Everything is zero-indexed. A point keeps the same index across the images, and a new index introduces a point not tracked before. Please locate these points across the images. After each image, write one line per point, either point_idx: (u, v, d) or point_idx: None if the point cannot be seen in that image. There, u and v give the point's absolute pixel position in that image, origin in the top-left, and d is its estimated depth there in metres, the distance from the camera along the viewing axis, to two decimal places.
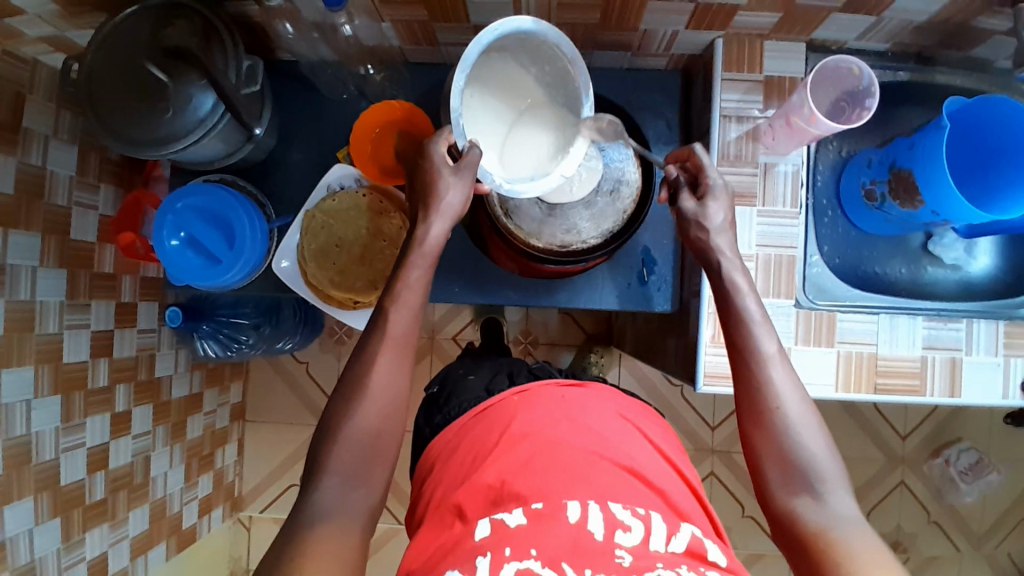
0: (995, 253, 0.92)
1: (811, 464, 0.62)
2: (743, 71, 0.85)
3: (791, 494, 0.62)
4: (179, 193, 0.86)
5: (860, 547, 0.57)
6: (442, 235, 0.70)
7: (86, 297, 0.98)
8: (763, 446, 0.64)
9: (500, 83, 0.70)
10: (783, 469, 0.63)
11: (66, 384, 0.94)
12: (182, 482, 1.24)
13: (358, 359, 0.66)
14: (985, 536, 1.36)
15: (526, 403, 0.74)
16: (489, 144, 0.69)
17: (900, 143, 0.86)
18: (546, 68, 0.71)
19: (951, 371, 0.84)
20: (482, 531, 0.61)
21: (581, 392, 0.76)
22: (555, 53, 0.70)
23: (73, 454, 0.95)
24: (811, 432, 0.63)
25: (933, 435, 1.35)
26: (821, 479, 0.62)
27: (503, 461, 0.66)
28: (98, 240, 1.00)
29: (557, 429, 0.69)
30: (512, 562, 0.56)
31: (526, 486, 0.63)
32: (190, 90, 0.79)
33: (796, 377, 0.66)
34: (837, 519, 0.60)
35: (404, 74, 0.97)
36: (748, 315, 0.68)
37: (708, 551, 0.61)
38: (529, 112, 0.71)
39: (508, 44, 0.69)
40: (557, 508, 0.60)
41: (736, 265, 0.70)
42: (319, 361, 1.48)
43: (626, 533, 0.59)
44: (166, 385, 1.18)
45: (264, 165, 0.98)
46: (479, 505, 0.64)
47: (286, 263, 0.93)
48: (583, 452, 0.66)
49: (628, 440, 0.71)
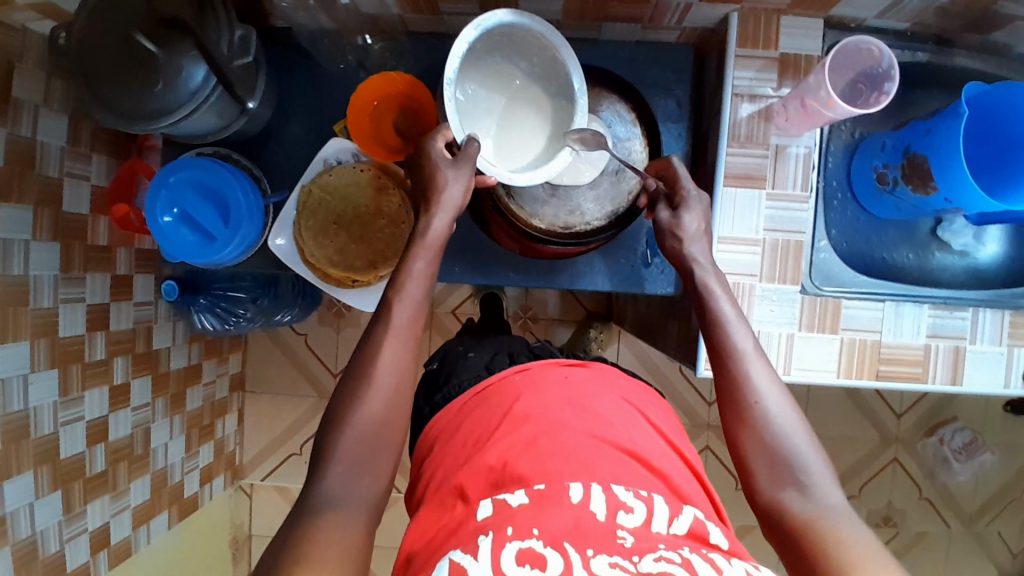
0: (1003, 240, 0.92)
1: (795, 455, 0.59)
2: (757, 48, 0.82)
3: (780, 487, 0.58)
4: (172, 167, 0.84)
5: (850, 536, 0.54)
6: (443, 230, 0.68)
7: (81, 270, 0.96)
8: (747, 445, 0.61)
9: (492, 81, 0.71)
10: (768, 462, 0.59)
11: (63, 358, 0.93)
12: (183, 452, 1.25)
13: (364, 347, 0.65)
14: (976, 514, 1.38)
15: (529, 384, 0.73)
16: (487, 140, 0.71)
17: (916, 128, 0.83)
18: (534, 60, 0.72)
19: (954, 359, 0.83)
20: (484, 512, 0.61)
21: (582, 374, 0.76)
22: (541, 42, 0.71)
23: (72, 428, 0.95)
24: (793, 425, 0.61)
25: (928, 415, 1.36)
26: (805, 471, 0.58)
27: (505, 444, 0.66)
28: (91, 213, 0.98)
29: (558, 412, 0.69)
30: (513, 541, 0.55)
31: (528, 468, 0.63)
32: (181, 61, 0.76)
33: (774, 373, 0.64)
34: (828, 510, 0.56)
35: (406, 45, 0.93)
36: (722, 315, 0.66)
37: (710, 532, 0.61)
38: (522, 106, 0.72)
39: (495, 42, 0.70)
40: (560, 491, 0.60)
41: (711, 269, 0.69)
42: (317, 333, 1.48)
43: (628, 514, 0.59)
44: (165, 357, 1.18)
45: (260, 138, 0.94)
46: (482, 487, 0.64)
47: (282, 240, 0.90)
48: (582, 436, 0.66)
49: (629, 423, 0.70)
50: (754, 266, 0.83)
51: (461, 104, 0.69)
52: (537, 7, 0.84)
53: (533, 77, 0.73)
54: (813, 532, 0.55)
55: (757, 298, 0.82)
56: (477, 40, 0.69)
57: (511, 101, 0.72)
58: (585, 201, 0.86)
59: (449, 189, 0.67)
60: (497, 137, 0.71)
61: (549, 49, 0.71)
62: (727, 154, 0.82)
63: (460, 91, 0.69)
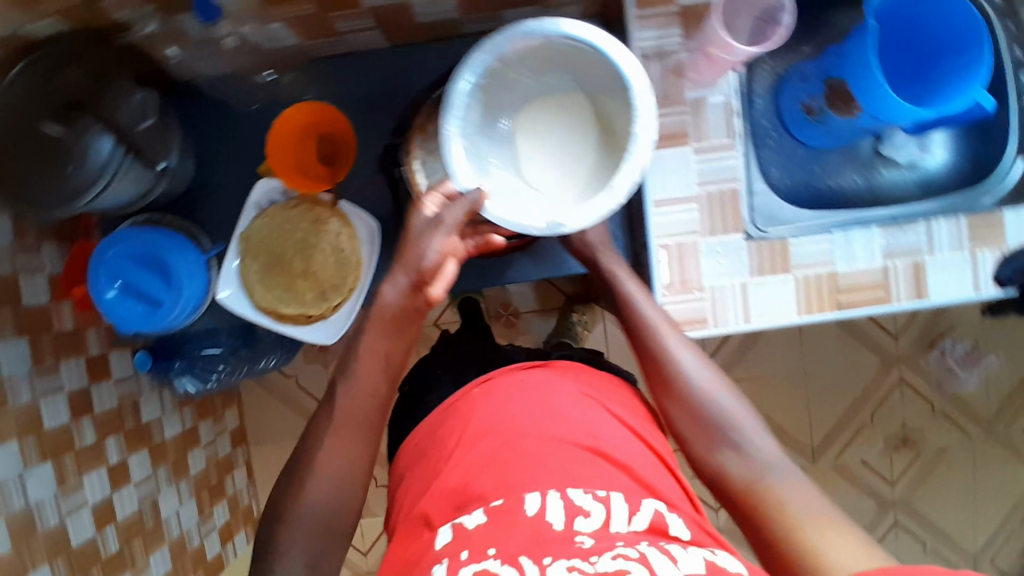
0: (950, 145, 0.89)
1: (723, 418, 0.65)
2: (656, 6, 0.79)
3: (715, 451, 0.64)
4: (106, 242, 0.84)
5: (783, 487, 0.60)
6: (393, 297, 0.66)
7: (54, 360, 0.98)
8: (679, 418, 0.67)
9: (547, 109, 0.74)
10: (700, 427, 0.66)
11: (54, 450, 0.95)
12: (196, 516, 1.26)
13: (310, 434, 0.69)
14: (995, 417, 1.35)
15: (487, 395, 0.72)
16: (540, 174, 0.73)
17: (831, 54, 0.83)
18: (590, 69, 0.71)
19: (914, 275, 0.81)
20: (444, 538, 0.60)
21: (542, 374, 0.75)
22: (579, 47, 0.69)
23: (78, 515, 0.97)
24: (715, 390, 0.67)
25: (925, 331, 1.33)
26: (734, 431, 0.64)
27: (465, 464, 0.65)
28: (51, 300, 0.99)
29: (515, 420, 0.68)
30: (468, 564, 0.55)
31: (485, 483, 0.63)
32: (88, 138, 0.74)
33: (695, 349, 0.70)
34: (760, 465, 0.62)
35: (315, 70, 0.94)
36: (641, 309, 0.73)
37: (670, 525, 0.60)
38: (581, 126, 0.73)
39: (544, 65, 0.72)
40: (517, 502, 0.60)
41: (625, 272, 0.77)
42: (308, 371, 1.47)
43: (585, 519, 0.58)
44: (157, 427, 1.19)
45: (192, 195, 0.94)
46: (445, 510, 0.63)
47: (227, 292, 0.87)
48: (536, 441, 0.65)
49: (592, 419, 0.69)
50: (693, 222, 0.82)
51: (500, 147, 0.73)
52: (431, 11, 0.83)
53: (597, 86, 0.72)
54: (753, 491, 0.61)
55: (704, 253, 0.82)
56: (513, 72, 0.71)
57: (562, 127, 0.74)
58: None
59: (421, 252, 0.64)
60: (551, 168, 0.73)
61: (596, 57, 0.69)
62: None
63: (493, 134, 0.73)
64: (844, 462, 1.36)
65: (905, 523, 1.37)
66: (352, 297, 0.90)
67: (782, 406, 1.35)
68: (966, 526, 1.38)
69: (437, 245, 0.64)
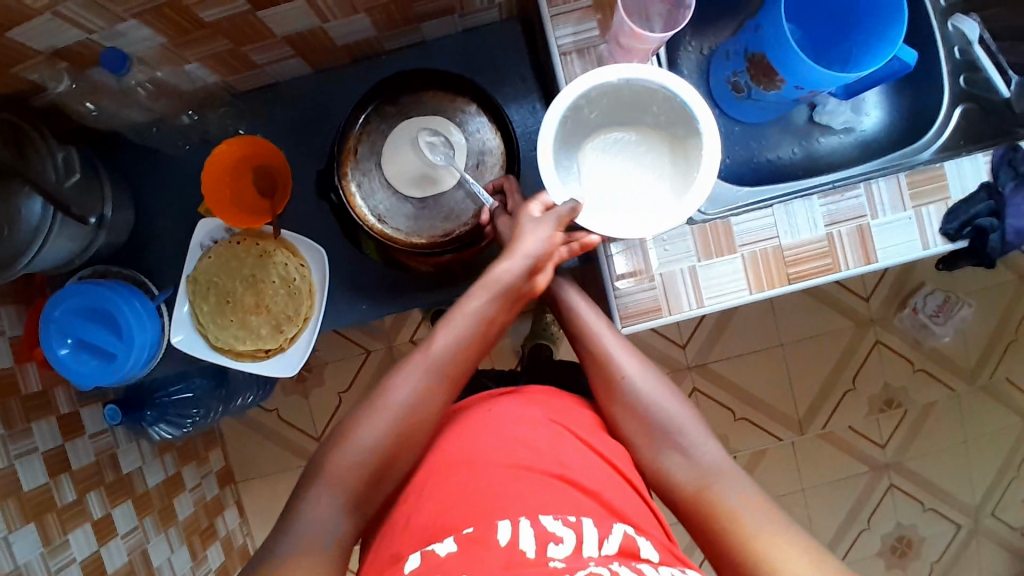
0: (883, 104, 0.90)
1: (673, 426, 0.69)
2: (568, 2, 0.80)
3: (667, 457, 0.68)
4: (53, 300, 0.84)
5: (733, 492, 0.64)
6: (504, 275, 0.71)
7: (24, 422, 0.97)
8: (629, 427, 0.70)
9: (612, 143, 0.76)
10: (653, 434, 0.69)
11: (35, 510, 0.94)
12: (190, 561, 1.24)
13: (384, 379, 0.69)
14: (977, 367, 1.35)
15: (453, 427, 0.70)
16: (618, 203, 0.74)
17: (748, 28, 0.80)
18: (653, 108, 0.74)
19: (861, 239, 0.80)
20: (412, 564, 0.57)
21: (510, 400, 0.71)
22: (650, 89, 0.72)
23: (67, 572, 0.96)
24: (665, 399, 0.71)
25: (896, 289, 1.33)
26: (685, 436, 0.68)
27: (433, 497, 0.62)
28: (16, 364, 0.99)
29: (480, 446, 0.65)
30: None
31: (453, 513, 0.59)
32: (15, 200, 0.74)
33: (643, 358, 0.73)
34: (711, 471, 0.66)
35: (242, 106, 0.93)
36: (588, 325, 0.74)
37: (641, 548, 0.58)
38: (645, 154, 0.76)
39: (608, 105, 0.74)
40: (489, 530, 0.57)
41: (570, 287, 0.77)
42: (289, 402, 1.47)
43: (558, 545, 0.56)
44: (139, 477, 1.18)
45: (138, 243, 0.94)
46: (412, 543, 0.59)
47: (181, 336, 0.88)
48: (504, 469, 0.62)
49: (560, 440, 0.66)
50: None
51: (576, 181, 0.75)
52: (348, 32, 0.83)
53: (662, 120, 0.75)
54: (706, 498, 0.64)
55: (649, 242, 0.81)
56: (584, 110, 0.74)
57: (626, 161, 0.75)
58: (453, 204, 0.86)
59: (530, 245, 0.71)
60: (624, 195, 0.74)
61: (660, 96, 0.72)
62: None
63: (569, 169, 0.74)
64: (832, 429, 1.36)
65: (900, 484, 1.37)
66: (308, 326, 0.89)
67: (763, 381, 1.35)
68: (961, 479, 1.38)
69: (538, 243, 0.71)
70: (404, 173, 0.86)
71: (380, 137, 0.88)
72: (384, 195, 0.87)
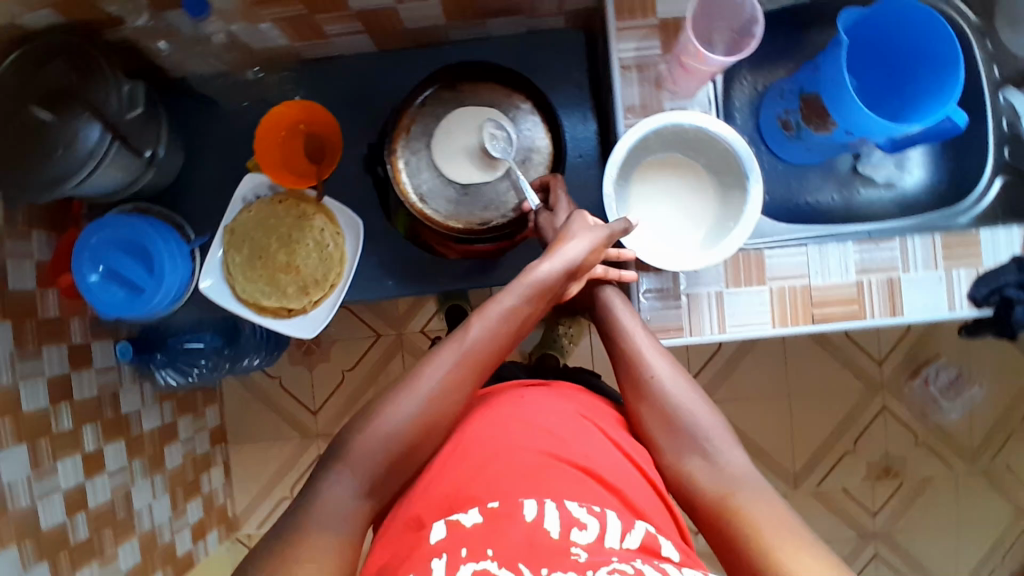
0: (927, 165, 0.91)
1: (698, 430, 0.69)
2: (636, 19, 0.82)
3: (688, 458, 0.68)
4: (91, 228, 0.85)
5: (754, 498, 0.63)
6: (547, 276, 0.73)
7: (35, 345, 0.98)
8: (651, 425, 0.71)
9: (662, 174, 0.82)
10: (677, 434, 0.69)
11: (30, 432, 0.95)
12: (170, 511, 1.25)
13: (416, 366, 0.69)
14: (979, 448, 1.35)
15: (482, 408, 0.70)
16: (656, 230, 0.81)
17: (807, 70, 0.83)
18: (707, 152, 0.80)
19: (889, 290, 0.81)
20: (437, 533, 0.57)
21: (541, 391, 0.72)
22: (711, 137, 0.78)
23: (48, 499, 0.96)
24: (692, 401, 0.71)
25: (910, 356, 1.33)
26: (709, 441, 0.68)
27: (458, 470, 0.62)
28: (37, 288, 1.00)
29: (510, 426, 0.66)
30: (467, 563, 0.53)
31: (478, 483, 0.60)
32: (75, 124, 0.76)
33: (674, 360, 0.74)
34: (731, 477, 0.65)
35: (304, 71, 0.95)
36: (622, 324, 0.77)
37: (662, 546, 0.58)
38: (688, 191, 0.82)
39: (668, 139, 0.81)
40: (514, 507, 0.58)
41: (610, 285, 0.80)
42: (291, 374, 1.47)
43: (582, 531, 0.56)
44: (136, 419, 1.19)
45: (180, 188, 0.96)
46: (435, 511, 0.60)
47: (209, 282, 0.89)
48: (530, 452, 0.62)
49: (588, 435, 0.66)
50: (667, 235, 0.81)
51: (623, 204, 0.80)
52: (418, 16, 0.85)
53: (711, 164, 0.81)
54: (725, 501, 0.64)
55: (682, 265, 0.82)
56: (651, 140, 0.80)
57: (669, 194, 0.82)
58: (495, 195, 0.87)
59: (570, 250, 0.75)
60: (663, 225, 0.81)
61: (719, 144, 0.78)
62: (625, 126, 0.83)
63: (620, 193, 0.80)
64: (826, 487, 1.35)
65: (885, 554, 1.36)
66: (334, 291, 0.90)
67: (764, 428, 1.35)
68: (947, 558, 1.36)
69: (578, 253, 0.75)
70: (459, 160, 0.87)
71: (434, 121, 0.88)
72: (429, 177, 0.87)
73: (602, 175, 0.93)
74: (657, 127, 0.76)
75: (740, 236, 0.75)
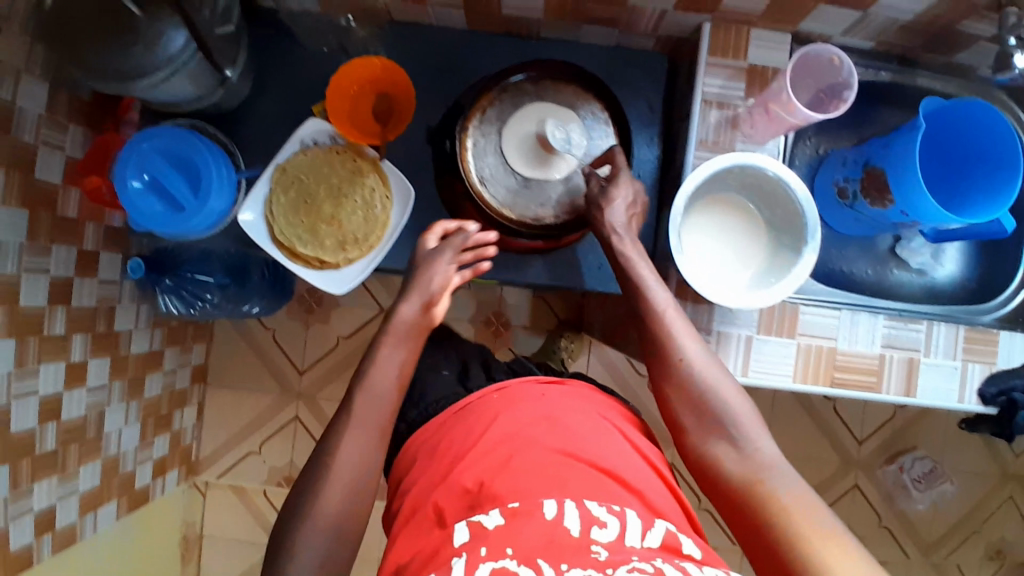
0: (960, 261, 0.94)
1: (726, 413, 0.69)
2: (727, 58, 0.84)
3: (712, 440, 0.69)
4: (145, 133, 0.84)
5: (780, 482, 0.64)
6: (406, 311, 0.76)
7: (46, 240, 0.94)
8: (679, 408, 0.72)
9: (724, 212, 0.83)
10: (704, 415, 0.70)
11: (20, 328, 0.91)
12: (137, 440, 1.21)
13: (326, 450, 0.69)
14: (935, 543, 1.38)
15: (507, 403, 0.71)
16: (707, 259, 0.81)
17: (875, 143, 0.86)
18: (776, 208, 0.81)
19: (908, 369, 0.84)
20: (460, 537, 0.58)
21: (560, 392, 0.74)
22: (787, 198, 0.78)
23: (24, 401, 0.92)
24: (720, 381, 0.71)
25: (890, 441, 1.37)
26: (736, 425, 0.69)
27: (480, 463, 0.64)
28: (63, 183, 0.96)
29: (532, 425, 0.67)
30: (487, 561, 0.53)
31: (499, 484, 0.61)
32: (162, 26, 0.74)
33: (702, 342, 0.75)
34: (756, 459, 0.66)
35: (388, 32, 0.94)
36: (657, 305, 0.76)
37: (682, 544, 0.59)
38: (745, 234, 0.83)
39: (743, 180, 0.81)
40: (534, 505, 0.58)
41: (642, 259, 0.79)
42: (286, 328, 1.45)
43: (602, 529, 0.56)
44: (126, 339, 1.16)
45: (239, 116, 0.94)
46: (458, 509, 0.62)
47: (250, 215, 0.88)
48: (551, 451, 0.64)
49: (609, 442, 0.67)
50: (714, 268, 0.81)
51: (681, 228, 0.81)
52: (518, 5, 0.86)
53: (770, 218, 0.82)
54: (751, 486, 0.64)
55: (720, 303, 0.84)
56: (725, 175, 0.81)
57: (726, 232, 0.83)
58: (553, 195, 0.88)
59: (428, 279, 0.78)
60: (714, 257, 0.82)
61: (789, 205, 0.79)
62: (694, 156, 0.84)
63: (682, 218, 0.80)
64: None
65: None
66: (371, 253, 0.90)
67: None
68: None
69: (437, 271, 0.78)
70: (525, 148, 0.87)
71: (511, 108, 0.89)
72: (493, 161, 0.88)
73: (654, 199, 0.95)
74: (738, 164, 0.76)
75: (786, 289, 0.76)
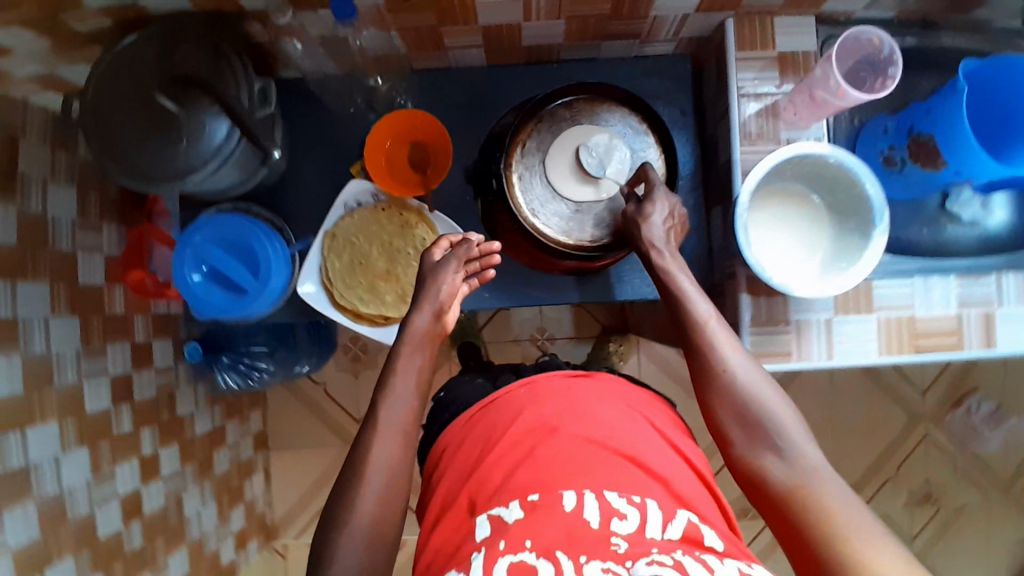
0: (1011, 206, 0.91)
1: (771, 420, 0.68)
2: (756, 50, 0.84)
3: (758, 450, 0.68)
4: (196, 226, 0.84)
5: (828, 494, 0.62)
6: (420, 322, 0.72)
7: (101, 341, 0.92)
8: (721, 413, 0.70)
9: (784, 203, 0.84)
10: (750, 426, 0.68)
11: (91, 434, 0.89)
12: (215, 519, 1.21)
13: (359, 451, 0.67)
14: (1012, 478, 1.40)
15: (533, 397, 0.70)
16: (772, 251, 0.82)
17: (916, 109, 0.85)
18: (837, 192, 0.82)
19: (985, 324, 0.85)
20: (482, 531, 0.59)
21: (588, 382, 0.72)
22: (849, 179, 0.79)
23: (107, 506, 0.91)
24: (766, 391, 0.69)
25: (953, 387, 1.38)
26: (781, 435, 0.67)
27: (506, 463, 0.64)
28: (107, 282, 0.95)
29: (565, 419, 0.67)
30: (505, 555, 0.54)
31: (520, 478, 0.61)
32: (203, 117, 0.74)
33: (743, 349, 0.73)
34: (801, 470, 0.65)
35: (411, 81, 0.94)
36: (696, 314, 0.74)
37: (705, 535, 0.58)
38: (807, 222, 0.83)
39: (802, 169, 0.82)
40: (554, 498, 0.58)
41: (679, 269, 0.78)
42: (336, 380, 1.45)
43: (622, 522, 0.56)
44: (189, 422, 1.15)
45: (276, 188, 0.94)
46: (485, 499, 0.62)
47: (311, 286, 0.88)
48: (579, 440, 0.64)
49: (637, 429, 0.67)
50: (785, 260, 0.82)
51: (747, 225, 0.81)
52: (540, 34, 0.86)
53: (830, 201, 0.83)
54: (795, 497, 0.63)
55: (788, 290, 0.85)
56: (784, 166, 0.81)
57: (789, 223, 0.83)
58: (606, 215, 0.88)
59: (436, 290, 0.74)
60: (780, 249, 0.82)
61: (853, 188, 0.79)
62: (740, 153, 0.85)
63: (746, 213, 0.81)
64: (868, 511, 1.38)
65: None
66: None
67: None
68: None
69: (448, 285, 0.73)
70: (567, 175, 0.87)
71: (550, 136, 0.88)
72: (540, 191, 0.87)
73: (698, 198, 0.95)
74: (800, 155, 0.77)
75: (863, 273, 0.76)
